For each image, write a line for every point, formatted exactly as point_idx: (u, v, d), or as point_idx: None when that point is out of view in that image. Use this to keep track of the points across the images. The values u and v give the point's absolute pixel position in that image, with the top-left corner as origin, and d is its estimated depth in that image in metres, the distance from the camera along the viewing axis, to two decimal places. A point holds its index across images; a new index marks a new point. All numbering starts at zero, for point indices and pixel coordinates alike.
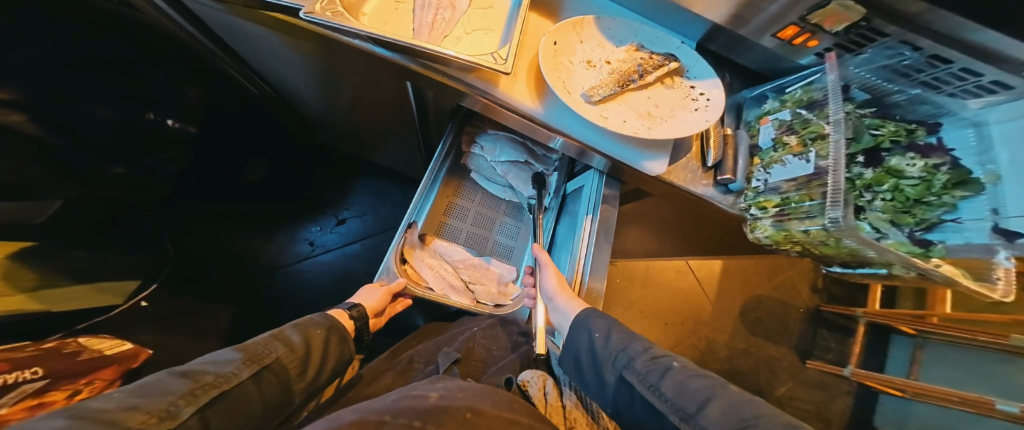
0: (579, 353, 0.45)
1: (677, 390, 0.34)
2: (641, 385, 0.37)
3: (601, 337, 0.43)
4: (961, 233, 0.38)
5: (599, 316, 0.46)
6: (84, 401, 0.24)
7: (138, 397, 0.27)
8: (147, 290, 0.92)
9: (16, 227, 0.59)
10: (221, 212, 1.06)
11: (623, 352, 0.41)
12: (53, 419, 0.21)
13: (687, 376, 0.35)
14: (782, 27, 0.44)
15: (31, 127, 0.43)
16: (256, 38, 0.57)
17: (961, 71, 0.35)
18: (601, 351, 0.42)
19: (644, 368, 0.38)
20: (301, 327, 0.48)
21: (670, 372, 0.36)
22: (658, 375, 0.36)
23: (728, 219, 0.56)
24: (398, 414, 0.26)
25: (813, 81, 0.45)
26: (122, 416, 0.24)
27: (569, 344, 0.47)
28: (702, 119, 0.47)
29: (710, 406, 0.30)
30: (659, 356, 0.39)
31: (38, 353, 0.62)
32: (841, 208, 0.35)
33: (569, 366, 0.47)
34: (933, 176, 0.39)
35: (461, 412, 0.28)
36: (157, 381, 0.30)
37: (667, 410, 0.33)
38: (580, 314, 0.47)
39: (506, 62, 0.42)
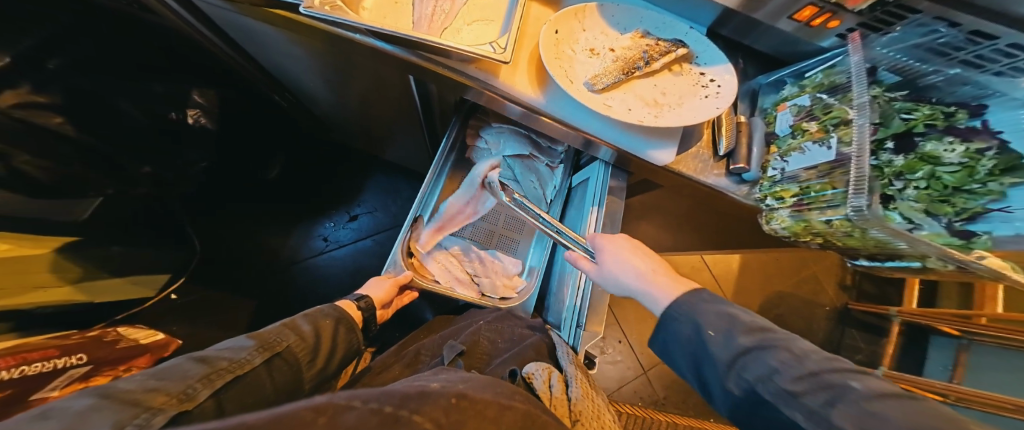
0: (679, 348, 0.36)
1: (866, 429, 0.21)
2: (797, 415, 0.25)
3: (717, 337, 0.32)
4: (1011, 223, 0.34)
5: (709, 307, 0.35)
6: (109, 383, 0.25)
7: (158, 379, 0.28)
8: (177, 282, 0.98)
9: (61, 224, 0.64)
10: (242, 209, 1.10)
11: (753, 359, 0.29)
12: (84, 397, 0.23)
13: (884, 409, 0.22)
14: (800, 7, 0.41)
15: (70, 129, 0.47)
16: (264, 37, 0.59)
17: (1007, 47, 0.31)
18: (719, 353, 0.32)
19: (799, 390, 0.25)
20: (311, 317, 0.49)
21: (846, 402, 0.23)
22: (828, 405, 0.24)
23: (744, 211, 0.53)
24: (369, 397, 0.22)
25: (836, 64, 0.41)
26: (145, 396, 0.25)
27: (665, 333, 0.37)
28: (712, 106, 0.45)
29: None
30: (820, 369, 0.26)
31: (83, 340, 0.67)
32: (866, 195, 0.33)
33: (667, 357, 0.39)
34: (976, 162, 0.35)
35: (445, 398, 0.25)
36: (177, 365, 0.32)
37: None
38: (682, 300, 0.36)
39: (504, 50, 0.42)
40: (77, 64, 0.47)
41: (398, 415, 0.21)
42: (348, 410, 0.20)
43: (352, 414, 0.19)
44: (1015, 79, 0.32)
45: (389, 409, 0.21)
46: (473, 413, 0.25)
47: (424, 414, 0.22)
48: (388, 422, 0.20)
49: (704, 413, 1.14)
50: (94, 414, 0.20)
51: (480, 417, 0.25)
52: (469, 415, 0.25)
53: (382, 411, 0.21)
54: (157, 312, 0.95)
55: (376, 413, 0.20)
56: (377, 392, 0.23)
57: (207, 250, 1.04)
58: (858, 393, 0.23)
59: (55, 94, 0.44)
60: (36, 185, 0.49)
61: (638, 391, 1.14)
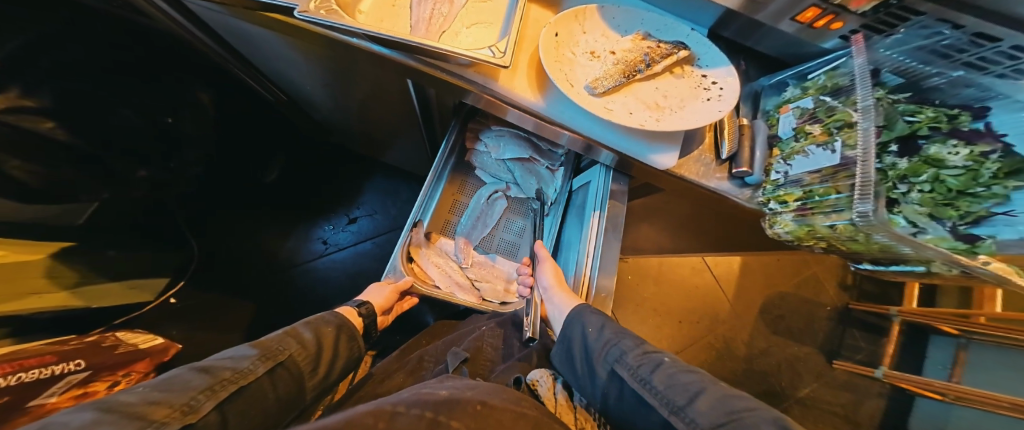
0: (570, 344, 0.45)
1: (665, 383, 0.34)
2: (633, 381, 0.37)
3: (595, 333, 0.43)
4: (1014, 227, 0.33)
5: (593, 311, 0.46)
6: (108, 395, 0.25)
7: (160, 391, 0.28)
8: (175, 287, 0.97)
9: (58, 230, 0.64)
10: (240, 212, 1.10)
11: (615, 347, 0.41)
12: (82, 412, 0.22)
13: (677, 371, 0.35)
14: (802, 9, 0.41)
15: (61, 133, 0.46)
16: (261, 41, 0.58)
17: (1011, 49, 0.30)
18: (594, 345, 0.43)
19: (635, 363, 0.38)
20: (312, 324, 0.49)
21: (661, 369, 0.35)
22: (649, 370, 0.36)
23: (747, 215, 0.53)
24: (411, 404, 0.26)
25: (839, 66, 0.41)
26: (147, 410, 0.25)
27: (561, 336, 0.47)
28: (714, 110, 0.44)
29: (699, 398, 0.31)
30: (649, 351, 0.39)
31: (81, 345, 0.67)
32: (872, 202, 0.32)
33: (559, 357, 0.48)
34: (980, 165, 0.34)
35: (472, 405, 0.27)
36: (179, 376, 0.31)
37: (658, 404, 0.33)
38: (576, 308, 0.47)
39: (504, 55, 0.41)
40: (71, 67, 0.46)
41: (438, 420, 0.25)
42: (398, 414, 0.25)
43: (402, 418, 0.24)
44: (1015, 82, 0.31)
45: (430, 415, 0.25)
46: (493, 421, 0.26)
47: (459, 419, 0.25)
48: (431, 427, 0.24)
49: None
50: None
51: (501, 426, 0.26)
52: (492, 421, 0.26)
53: (426, 416, 0.25)
54: (156, 317, 0.95)
55: (420, 419, 0.25)
56: (417, 398, 0.27)
57: (206, 254, 1.04)
58: (662, 364, 0.36)
59: (47, 98, 0.43)
60: (25, 190, 0.47)
61: None
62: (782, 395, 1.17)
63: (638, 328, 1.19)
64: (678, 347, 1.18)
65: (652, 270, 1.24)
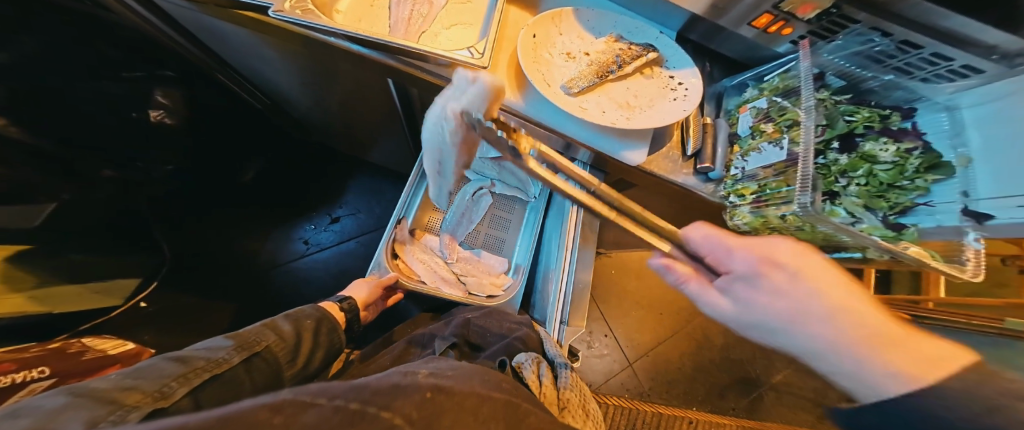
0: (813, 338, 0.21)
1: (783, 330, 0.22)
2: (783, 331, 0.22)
3: None
4: (933, 216, 0.38)
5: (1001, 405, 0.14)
6: (82, 382, 0.25)
7: (133, 378, 0.28)
8: (147, 290, 0.93)
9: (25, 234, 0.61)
10: (217, 213, 1.07)
11: None
12: (57, 395, 0.23)
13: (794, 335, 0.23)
14: (757, 15, 0.44)
15: (13, 130, 0.46)
16: (236, 39, 0.57)
17: (931, 56, 0.35)
18: None
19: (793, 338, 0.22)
20: (292, 317, 0.50)
21: None
22: None
23: (711, 207, 0.57)
24: (336, 394, 0.21)
25: (790, 69, 0.45)
26: (120, 394, 0.25)
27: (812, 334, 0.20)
28: (679, 109, 0.47)
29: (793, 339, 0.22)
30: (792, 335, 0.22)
31: (42, 352, 0.64)
32: (809, 193, 0.36)
33: None
34: (905, 161, 0.40)
35: (421, 393, 0.24)
36: (152, 365, 0.31)
37: None
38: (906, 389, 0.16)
39: (483, 56, 0.43)
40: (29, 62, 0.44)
41: (365, 412, 0.20)
42: (311, 408, 0.19)
43: (314, 411, 0.18)
44: (938, 85, 0.38)
45: (355, 406, 0.20)
46: (450, 406, 0.24)
47: (395, 410, 0.21)
48: (351, 420, 0.19)
49: (686, 402, 1.19)
50: (65, 414, 0.20)
51: (462, 411, 0.24)
52: (447, 407, 0.24)
53: (347, 408, 0.20)
54: (128, 321, 0.92)
55: (338, 411, 0.19)
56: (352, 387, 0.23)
57: (181, 256, 1.00)
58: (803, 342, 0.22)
59: None
60: None
61: (624, 383, 1.18)
62: (754, 381, 1.24)
63: (619, 321, 1.24)
64: (658, 338, 1.24)
65: (632, 264, 1.29)
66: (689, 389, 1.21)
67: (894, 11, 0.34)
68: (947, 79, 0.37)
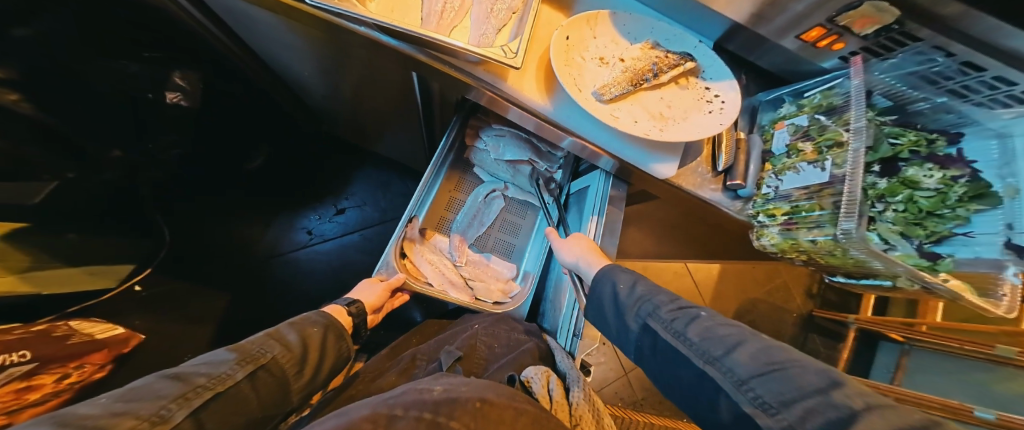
0: (602, 304, 0.44)
1: (759, 361, 0.27)
2: (666, 333, 0.35)
3: (626, 290, 0.41)
4: (970, 247, 0.38)
5: (624, 271, 0.44)
6: (70, 407, 0.25)
7: (127, 401, 0.28)
8: (144, 274, 0.91)
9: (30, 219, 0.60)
10: (218, 198, 1.04)
11: (646, 302, 0.39)
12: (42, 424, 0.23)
13: (770, 347, 0.28)
14: (807, 28, 0.43)
15: (24, 106, 0.43)
16: (259, 23, 0.55)
17: (993, 80, 0.33)
18: (626, 301, 0.41)
19: (670, 317, 0.36)
20: (298, 326, 0.48)
21: (697, 320, 0.34)
22: (684, 323, 0.34)
23: (733, 225, 0.56)
24: (410, 406, 0.27)
25: (835, 86, 0.43)
26: (113, 420, 0.25)
27: (591, 301, 0.46)
28: (716, 123, 0.46)
29: (738, 351, 0.29)
30: (684, 306, 0.37)
31: (26, 335, 0.60)
32: (855, 219, 0.35)
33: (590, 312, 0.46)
34: (949, 189, 0.39)
35: (472, 402, 0.28)
36: (150, 384, 0.31)
37: (692, 354, 0.32)
38: (604, 268, 0.45)
39: (516, 55, 0.41)
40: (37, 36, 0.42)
41: (438, 421, 0.26)
42: (398, 418, 0.25)
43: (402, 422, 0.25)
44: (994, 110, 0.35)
45: (429, 416, 0.26)
46: (494, 418, 0.27)
47: (460, 420, 0.26)
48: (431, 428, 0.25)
49: (679, 413, 1.19)
50: None
51: (500, 423, 0.27)
52: (489, 419, 0.27)
53: (425, 418, 0.25)
54: (119, 305, 0.89)
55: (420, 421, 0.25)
56: (416, 398, 0.28)
57: (179, 240, 0.98)
58: (788, 365, 0.26)
59: None
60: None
61: (618, 391, 1.18)
62: None
63: None
64: None
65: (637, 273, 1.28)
66: None
67: (953, 27, 0.32)
68: (1002, 104, 0.34)
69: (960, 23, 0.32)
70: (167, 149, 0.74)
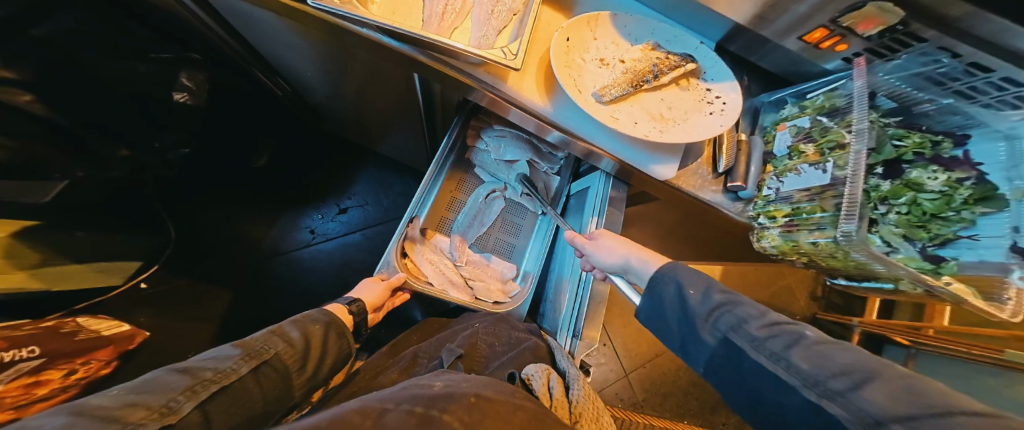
0: (665, 310, 0.38)
1: (901, 402, 0.20)
2: (756, 353, 0.29)
3: (697, 295, 0.36)
4: (975, 250, 0.37)
5: (690, 272, 0.39)
6: (83, 399, 0.25)
7: (136, 393, 0.28)
8: (149, 271, 0.92)
9: (37, 216, 0.61)
10: (222, 197, 1.05)
11: (728, 312, 0.33)
12: (56, 415, 0.23)
13: (913, 380, 0.21)
14: (810, 29, 0.42)
15: (38, 107, 0.44)
16: (263, 25, 0.56)
17: (1001, 81, 0.33)
18: (697, 309, 0.35)
19: (762, 334, 0.30)
20: (300, 323, 0.48)
21: (802, 342, 0.27)
22: (783, 344, 0.28)
23: (734, 227, 0.56)
24: (401, 400, 0.26)
25: (838, 87, 0.43)
26: (121, 412, 0.25)
27: (647, 299, 0.41)
28: (717, 124, 0.46)
29: (866, 384, 0.22)
30: (779, 323, 0.30)
31: (35, 331, 0.61)
32: (855, 221, 0.35)
33: (649, 318, 0.41)
34: (954, 191, 0.38)
35: (467, 398, 0.28)
36: (158, 378, 0.32)
37: (797, 382, 0.26)
38: (665, 267, 0.40)
39: (516, 57, 0.41)
40: (50, 38, 0.43)
41: (430, 415, 0.25)
42: (387, 411, 0.24)
43: (391, 414, 0.24)
44: (1000, 112, 0.35)
45: (422, 410, 0.25)
46: (491, 412, 0.27)
47: (454, 414, 0.25)
48: (423, 422, 0.24)
49: (680, 415, 1.18)
50: None
51: (498, 416, 0.27)
52: (489, 413, 0.27)
53: (416, 411, 0.25)
54: (124, 302, 0.90)
55: (411, 413, 0.25)
56: (409, 394, 0.27)
57: (184, 238, 0.99)
58: (949, 407, 0.18)
59: (20, 69, 0.40)
60: (7, 169, 0.46)
61: (619, 393, 1.17)
62: None
63: (621, 329, 1.23)
64: (659, 350, 1.22)
65: None
66: (684, 403, 1.20)
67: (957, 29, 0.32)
68: (1011, 106, 0.34)
69: (962, 22, 0.32)
70: (173, 148, 0.75)
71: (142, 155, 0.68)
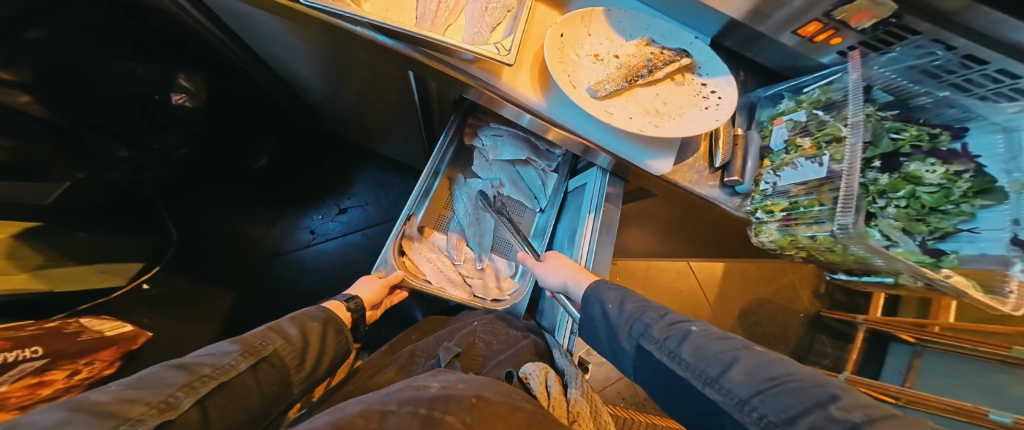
0: (593, 324, 0.43)
1: (758, 379, 0.26)
2: (660, 353, 0.34)
3: (614, 308, 0.41)
4: (975, 243, 0.36)
5: (610, 287, 0.44)
6: (82, 394, 0.26)
7: (135, 389, 0.28)
8: (151, 272, 0.93)
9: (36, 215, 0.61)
10: (223, 198, 1.05)
11: (637, 320, 0.38)
12: (54, 410, 0.23)
13: (766, 361, 0.27)
14: (804, 23, 0.42)
15: (37, 108, 0.45)
16: (260, 25, 0.56)
17: (996, 73, 0.32)
18: (615, 320, 0.40)
19: (662, 336, 0.34)
20: (298, 320, 0.49)
21: (689, 338, 0.33)
22: (677, 342, 0.33)
23: (732, 222, 0.55)
24: (403, 402, 0.27)
25: (834, 81, 0.42)
26: (120, 408, 0.26)
27: (582, 317, 0.45)
28: (712, 118, 0.45)
29: (734, 369, 0.28)
30: (676, 321, 0.36)
31: (39, 331, 0.62)
32: (852, 214, 0.35)
33: (582, 330, 0.46)
34: (953, 184, 0.38)
35: (467, 399, 0.28)
36: (156, 373, 0.32)
37: (689, 375, 0.31)
38: (591, 285, 0.45)
39: (509, 53, 0.41)
40: (48, 40, 0.43)
41: (432, 417, 0.25)
42: (388, 414, 0.25)
43: (394, 418, 0.25)
44: (996, 105, 0.34)
45: (424, 412, 0.26)
46: (491, 413, 0.28)
47: (455, 415, 0.26)
48: (426, 423, 0.24)
49: None
50: None
51: (497, 417, 0.27)
52: (490, 415, 0.27)
53: (420, 413, 0.25)
54: (128, 303, 0.91)
55: (413, 416, 0.25)
56: (408, 395, 0.28)
57: (186, 239, 1.00)
58: (786, 380, 0.25)
59: (18, 71, 0.41)
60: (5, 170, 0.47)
61: (621, 391, 1.17)
62: None
63: None
64: None
65: (639, 273, 1.27)
66: None
67: (956, 20, 0.32)
68: (1008, 98, 0.33)
69: (960, 15, 0.32)
70: (174, 150, 0.75)
71: (143, 157, 0.69)
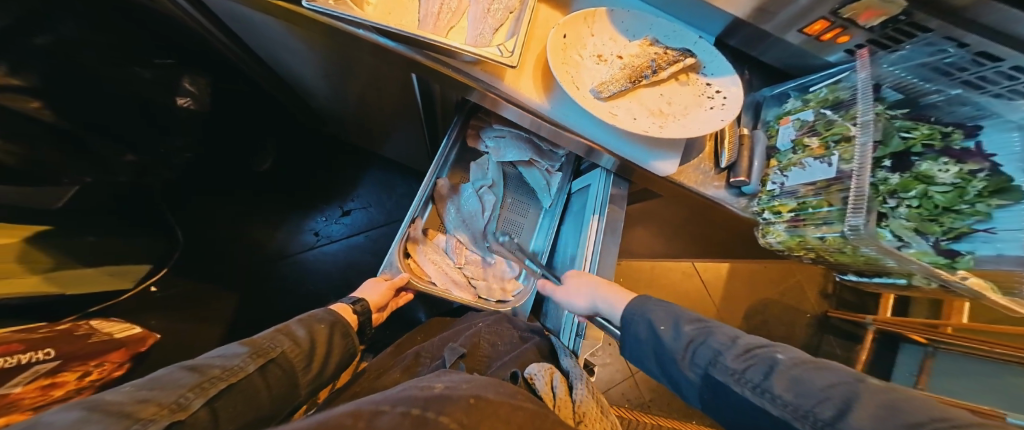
0: (646, 351, 0.40)
1: (886, 421, 0.21)
2: (739, 386, 0.30)
3: (669, 332, 0.38)
4: (991, 243, 0.36)
5: (660, 308, 0.41)
6: (97, 392, 0.26)
7: (149, 389, 0.28)
8: (159, 274, 0.94)
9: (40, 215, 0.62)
10: (229, 201, 1.06)
11: (702, 345, 0.34)
12: (71, 410, 0.23)
13: (896, 398, 0.22)
14: (810, 21, 0.41)
15: (46, 113, 0.45)
16: (261, 28, 0.56)
17: (1010, 70, 0.31)
18: (673, 345, 0.37)
19: (738, 364, 0.30)
20: (306, 322, 0.49)
21: (776, 369, 0.28)
22: (760, 373, 0.29)
23: (739, 223, 0.55)
24: (396, 403, 0.26)
25: (841, 79, 0.42)
26: (135, 407, 0.26)
27: (632, 342, 0.42)
28: (718, 118, 0.45)
29: (851, 408, 0.22)
30: (754, 349, 0.31)
31: (51, 334, 0.64)
32: (863, 215, 0.34)
33: (634, 356, 0.42)
34: (967, 183, 0.37)
35: (466, 400, 0.28)
36: (169, 374, 0.32)
37: (787, 415, 0.26)
38: (637, 305, 0.43)
39: (512, 55, 0.41)
40: (57, 44, 0.44)
41: (425, 417, 0.25)
42: (381, 414, 0.24)
43: (385, 417, 0.24)
44: (1013, 102, 0.33)
45: (416, 412, 0.25)
46: (492, 414, 0.27)
47: (450, 415, 0.25)
48: (418, 423, 0.24)
49: (687, 416, 1.17)
50: (85, 426, 0.21)
51: (497, 417, 0.27)
52: (488, 415, 0.27)
53: (411, 413, 0.25)
54: (136, 305, 0.92)
55: (404, 416, 0.24)
56: (406, 395, 0.27)
57: (193, 241, 1.01)
58: (929, 422, 0.19)
59: (29, 76, 0.41)
60: (13, 173, 0.47)
61: (626, 393, 1.16)
62: None
63: None
64: None
65: (643, 274, 1.26)
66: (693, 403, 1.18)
67: (966, 16, 0.31)
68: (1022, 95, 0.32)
69: (971, 11, 0.31)
70: (180, 153, 0.76)
71: (149, 161, 0.69)
